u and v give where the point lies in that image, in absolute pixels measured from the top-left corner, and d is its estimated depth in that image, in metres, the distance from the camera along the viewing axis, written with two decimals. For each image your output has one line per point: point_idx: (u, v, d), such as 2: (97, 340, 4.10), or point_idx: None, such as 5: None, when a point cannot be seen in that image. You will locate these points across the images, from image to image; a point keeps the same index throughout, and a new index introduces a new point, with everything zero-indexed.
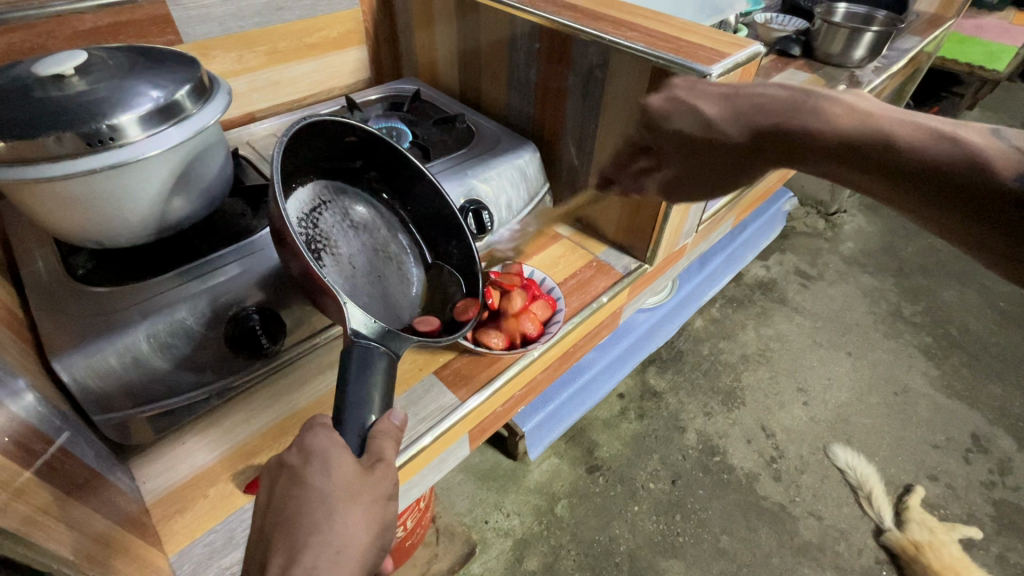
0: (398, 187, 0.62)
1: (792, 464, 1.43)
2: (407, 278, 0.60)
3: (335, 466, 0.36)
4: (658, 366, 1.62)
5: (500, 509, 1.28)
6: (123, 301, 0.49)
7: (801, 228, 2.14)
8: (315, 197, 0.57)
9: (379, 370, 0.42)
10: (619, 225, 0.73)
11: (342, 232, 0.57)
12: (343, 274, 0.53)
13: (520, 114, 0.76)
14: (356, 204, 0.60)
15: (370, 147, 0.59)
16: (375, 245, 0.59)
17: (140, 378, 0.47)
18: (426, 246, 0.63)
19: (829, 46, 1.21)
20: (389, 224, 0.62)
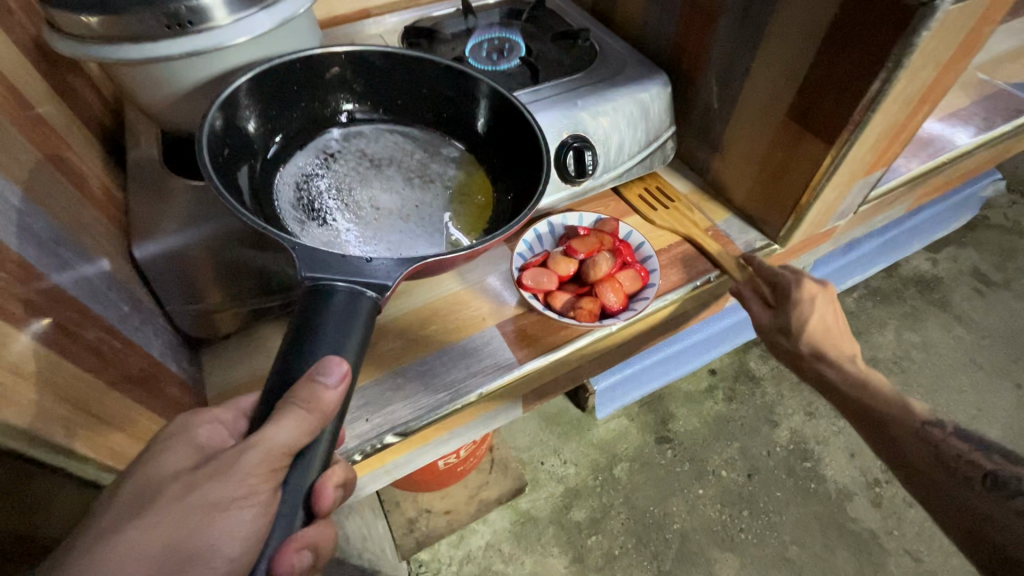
0: (430, 106, 0.55)
1: (900, 493, 1.24)
2: (455, 195, 0.52)
3: (175, 453, 0.33)
4: (762, 350, 1.44)
5: (557, 455, 1.27)
6: (160, 202, 0.47)
7: (997, 220, 1.71)
8: (320, 152, 0.53)
9: (358, 316, 0.35)
10: (753, 191, 0.59)
11: (358, 175, 0.52)
12: (366, 214, 0.48)
13: (657, 36, 0.63)
14: (373, 141, 0.54)
15: (362, 75, 0.53)
16: (408, 175, 0.52)
17: (175, 284, 0.46)
18: (478, 158, 0.54)
19: None
20: (430, 143, 0.55)
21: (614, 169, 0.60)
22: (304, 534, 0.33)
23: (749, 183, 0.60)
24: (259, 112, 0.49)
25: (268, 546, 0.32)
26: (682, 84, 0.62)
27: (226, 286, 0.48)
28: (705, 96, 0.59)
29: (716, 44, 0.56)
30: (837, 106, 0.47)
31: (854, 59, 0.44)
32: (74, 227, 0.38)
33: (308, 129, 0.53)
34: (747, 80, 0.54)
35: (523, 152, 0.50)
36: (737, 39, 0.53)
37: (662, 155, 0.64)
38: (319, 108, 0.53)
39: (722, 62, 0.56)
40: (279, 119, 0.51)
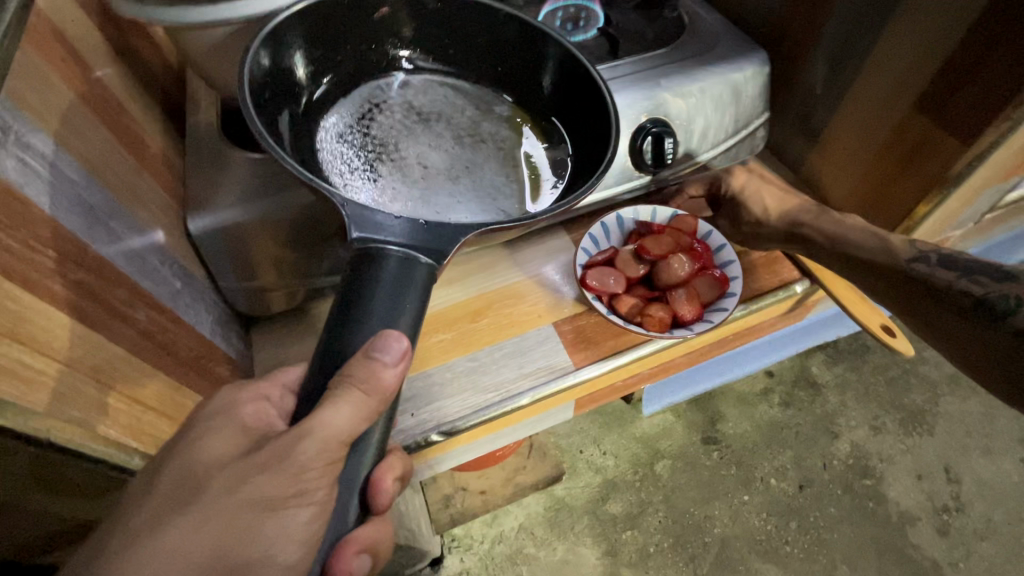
0: (484, 58, 0.50)
1: (970, 524, 1.14)
2: (509, 160, 0.48)
3: (214, 441, 0.30)
4: (828, 355, 1.34)
5: (597, 445, 1.24)
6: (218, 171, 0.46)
7: None
8: (365, 101, 0.49)
9: (415, 287, 0.32)
10: (857, 192, 0.52)
11: (405, 129, 0.47)
12: (413, 171, 0.45)
13: (758, 7, 0.55)
14: (421, 93, 0.50)
15: (413, 18, 0.49)
16: (459, 132, 0.48)
17: (226, 255, 0.45)
18: (534, 118, 0.50)
19: None
20: (482, 100, 0.51)
21: (697, 157, 0.54)
22: (359, 535, 0.31)
23: (853, 183, 0.52)
24: (307, 52, 0.45)
25: (325, 543, 0.30)
26: (782, 64, 0.54)
27: (277, 262, 0.47)
28: (809, 79, 0.52)
29: (831, 20, 0.48)
30: (986, 96, 0.39)
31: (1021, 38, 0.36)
32: (130, 199, 0.37)
33: (355, 75, 0.49)
34: (869, 64, 0.46)
35: (591, 112, 0.45)
36: (861, 12, 0.45)
37: (751, 146, 0.57)
38: (368, 54, 0.49)
39: (836, 42, 0.48)
40: (326, 65, 0.47)
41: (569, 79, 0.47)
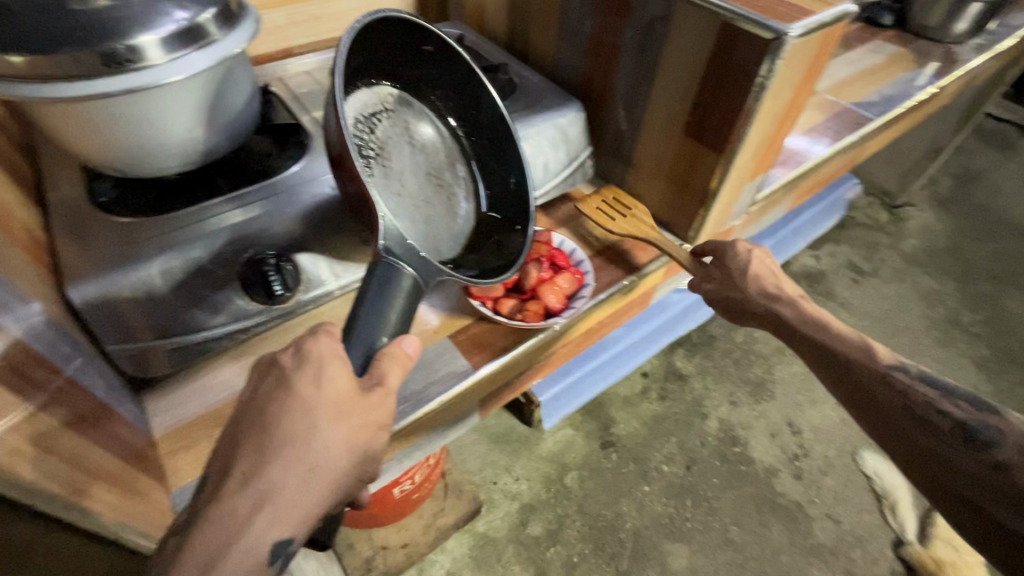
0: (466, 114, 0.60)
1: (816, 464, 1.38)
2: (453, 211, 0.58)
3: (327, 380, 0.35)
4: (686, 349, 1.57)
5: (509, 473, 1.30)
6: (187, 221, 0.49)
7: (862, 219, 2.01)
8: (380, 102, 0.57)
9: (401, 292, 0.41)
10: (663, 198, 0.68)
11: (399, 144, 0.57)
12: (389, 187, 0.53)
13: (568, 69, 0.71)
14: (418, 121, 0.59)
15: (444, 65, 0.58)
16: (429, 170, 0.58)
17: (150, 314, 0.46)
18: (483, 184, 0.61)
19: (927, 17, 1.12)
20: (450, 149, 0.61)
21: (543, 185, 0.66)
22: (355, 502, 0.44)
23: (659, 192, 0.68)
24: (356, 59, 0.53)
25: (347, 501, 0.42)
26: (593, 110, 0.70)
27: (157, 322, 0.47)
28: (614, 119, 0.68)
29: (619, 74, 0.64)
30: (721, 122, 0.56)
31: (732, 81, 0.52)
32: (10, 270, 0.37)
33: (380, 79, 0.58)
34: (648, 105, 0.63)
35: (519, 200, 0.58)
36: (635, 70, 0.62)
37: (583, 173, 0.71)
38: (397, 66, 0.58)
39: (626, 88, 0.64)
40: (362, 67, 0.55)
41: (516, 169, 0.58)
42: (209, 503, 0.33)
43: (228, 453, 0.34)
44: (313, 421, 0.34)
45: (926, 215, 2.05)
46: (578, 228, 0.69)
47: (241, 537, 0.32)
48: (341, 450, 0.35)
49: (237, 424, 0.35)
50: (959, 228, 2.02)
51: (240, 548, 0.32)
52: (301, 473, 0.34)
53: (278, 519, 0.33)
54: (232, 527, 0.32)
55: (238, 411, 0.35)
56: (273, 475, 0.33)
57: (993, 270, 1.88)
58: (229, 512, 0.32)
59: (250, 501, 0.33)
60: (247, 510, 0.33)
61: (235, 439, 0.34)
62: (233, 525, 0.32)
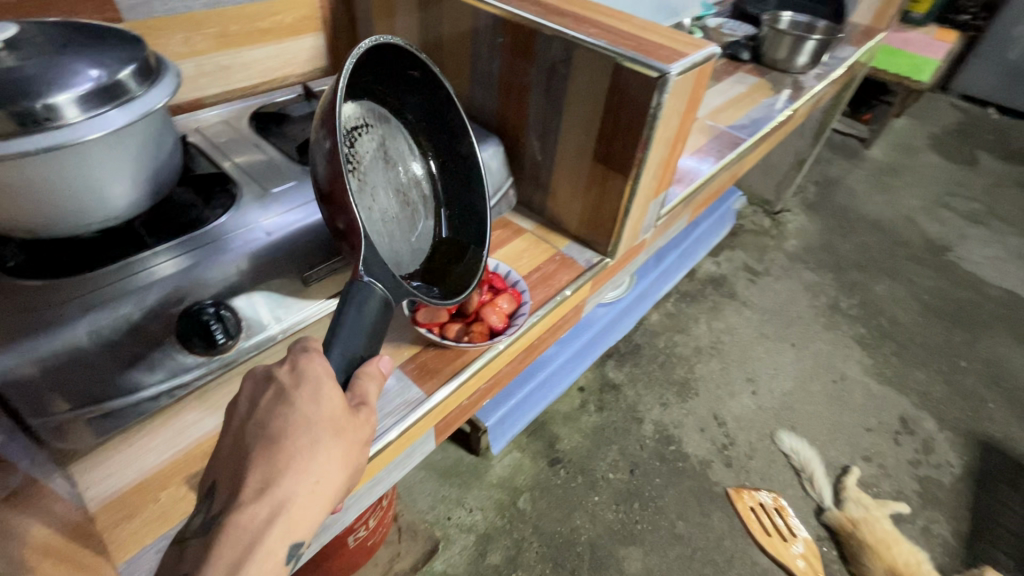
0: (437, 138, 0.63)
1: (742, 450, 1.50)
2: (416, 228, 0.61)
3: (326, 397, 0.37)
4: (616, 360, 1.67)
5: (462, 505, 1.30)
6: (115, 276, 0.48)
7: (750, 226, 2.26)
8: (362, 115, 0.57)
9: (371, 312, 0.42)
10: (582, 220, 0.75)
11: (374, 160, 0.57)
12: (367, 203, 0.54)
13: (483, 108, 0.77)
14: (391, 138, 0.61)
15: (425, 88, 0.60)
16: (398, 187, 0.60)
17: (79, 375, 0.44)
18: (444, 207, 0.65)
19: (775, 53, 1.33)
20: (415, 168, 0.63)
21: None
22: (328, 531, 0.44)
23: (577, 214, 0.75)
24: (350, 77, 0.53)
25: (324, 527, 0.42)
26: (509, 144, 0.76)
27: (81, 389, 0.44)
28: (529, 150, 0.74)
29: (530, 111, 0.71)
30: (625, 148, 0.63)
31: (630, 112, 0.60)
32: None
33: (362, 94, 0.58)
34: (560, 137, 0.69)
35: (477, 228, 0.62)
36: (545, 107, 0.69)
37: (507, 202, 0.77)
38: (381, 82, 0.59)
39: (538, 123, 0.71)
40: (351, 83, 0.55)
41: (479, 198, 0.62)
42: (206, 545, 0.32)
43: (223, 491, 0.34)
44: (315, 434, 0.35)
45: (800, 218, 2.35)
46: (508, 253, 0.74)
47: (259, 547, 0.32)
48: (339, 464, 0.36)
49: (245, 436, 0.36)
50: (827, 227, 2.34)
51: (258, 556, 0.32)
52: (307, 486, 0.34)
53: (291, 529, 0.34)
54: (251, 535, 0.32)
55: (239, 427, 0.36)
56: (284, 487, 0.34)
57: (859, 260, 2.19)
58: (247, 522, 0.33)
59: (267, 509, 0.33)
60: (264, 518, 0.33)
61: (244, 451, 0.35)
62: (251, 536, 0.32)
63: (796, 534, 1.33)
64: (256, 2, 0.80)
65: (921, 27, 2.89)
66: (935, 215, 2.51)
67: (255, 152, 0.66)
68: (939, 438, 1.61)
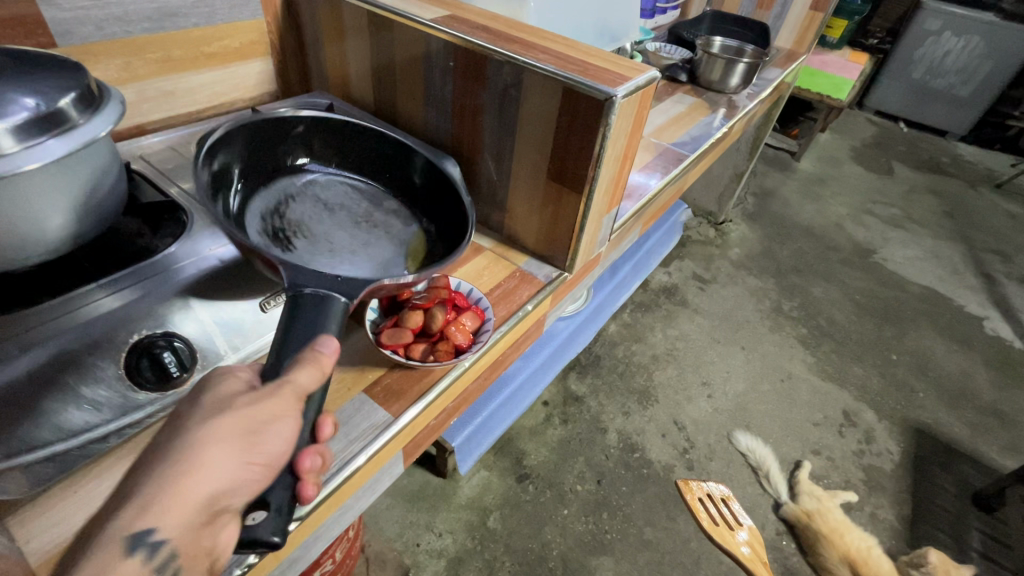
0: (375, 172, 0.72)
1: (702, 452, 1.55)
2: (399, 236, 0.66)
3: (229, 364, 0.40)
4: (578, 372, 1.70)
5: (431, 530, 1.28)
6: (55, 312, 0.46)
7: (697, 236, 2.37)
8: (280, 193, 0.66)
9: (332, 314, 0.44)
10: (539, 236, 0.77)
11: (310, 213, 0.65)
12: (339, 243, 0.62)
13: (438, 130, 0.79)
14: (323, 190, 0.69)
15: (314, 148, 0.70)
16: (356, 218, 0.67)
17: (12, 419, 0.40)
18: (416, 215, 0.70)
19: (710, 74, 1.42)
20: (365, 198, 0.70)
21: None
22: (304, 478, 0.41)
23: (534, 231, 0.77)
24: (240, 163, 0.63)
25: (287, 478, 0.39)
26: (466, 165, 0.78)
27: (15, 433, 0.40)
28: (485, 171, 0.76)
29: (484, 133, 0.73)
30: (577, 167, 0.66)
31: (582, 132, 0.63)
32: None
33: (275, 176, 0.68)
34: (515, 157, 0.72)
35: (445, 202, 0.67)
36: (499, 128, 0.71)
37: None
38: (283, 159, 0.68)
39: (492, 144, 0.73)
40: (255, 179, 0.65)
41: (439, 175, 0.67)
42: None
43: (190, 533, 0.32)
44: (204, 422, 0.36)
45: (742, 227, 2.49)
46: (468, 271, 0.75)
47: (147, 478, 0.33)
48: (233, 456, 0.35)
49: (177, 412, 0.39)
50: (766, 235, 2.49)
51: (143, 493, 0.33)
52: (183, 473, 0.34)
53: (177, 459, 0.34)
54: (143, 470, 0.34)
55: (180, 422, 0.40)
56: (157, 477, 0.33)
57: (797, 265, 2.34)
58: (139, 466, 0.34)
59: (156, 450, 0.35)
60: (151, 458, 0.34)
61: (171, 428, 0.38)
62: (115, 530, 0.31)
63: (740, 521, 1.35)
64: (201, 27, 0.79)
65: (835, 50, 3.16)
66: (860, 220, 2.72)
67: None
68: (878, 428, 1.72)
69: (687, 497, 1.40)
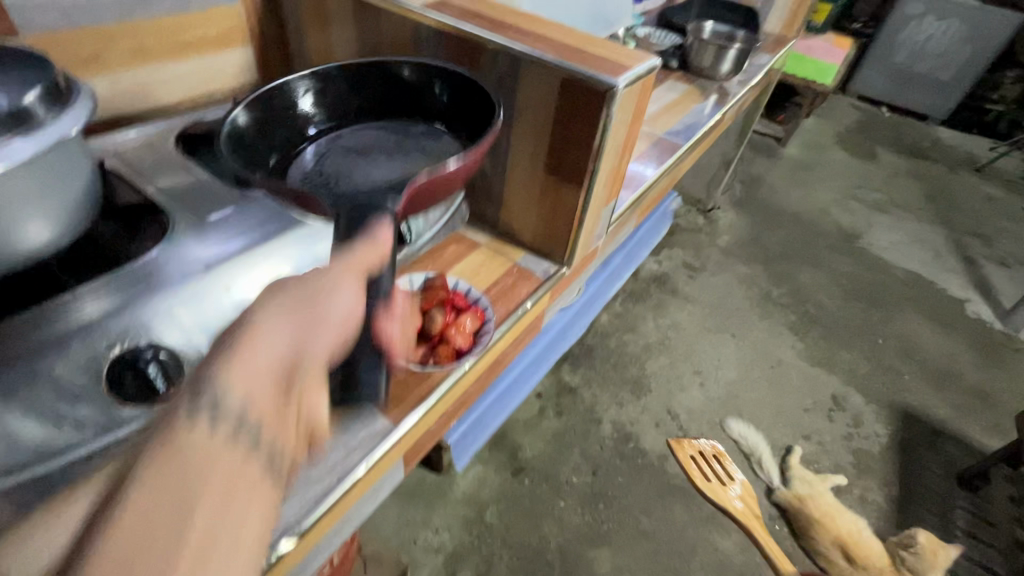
0: (395, 107, 0.70)
1: (695, 441, 1.56)
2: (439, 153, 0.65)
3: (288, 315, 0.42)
4: (571, 363, 1.69)
5: (428, 526, 1.28)
6: (26, 327, 0.43)
7: (686, 224, 2.37)
8: (314, 154, 0.65)
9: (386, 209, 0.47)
10: (536, 231, 0.74)
11: (348, 162, 0.64)
12: (382, 175, 0.61)
13: None
14: (350, 136, 0.68)
15: (325, 103, 0.67)
16: (394, 151, 0.65)
17: None
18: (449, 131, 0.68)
19: (701, 60, 1.40)
20: (396, 130, 0.69)
21: (425, 229, 0.69)
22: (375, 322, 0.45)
23: (531, 226, 0.75)
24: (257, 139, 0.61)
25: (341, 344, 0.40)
26: None
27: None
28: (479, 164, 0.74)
29: None
30: (577, 161, 0.64)
31: (581, 124, 0.61)
32: None
33: (296, 139, 0.66)
34: (510, 150, 0.69)
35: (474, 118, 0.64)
36: None
37: (459, 216, 0.76)
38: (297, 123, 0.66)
39: None
40: (281, 153, 0.64)
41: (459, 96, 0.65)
42: None
43: None
44: (264, 300, 0.38)
45: (730, 214, 2.49)
46: (464, 268, 0.73)
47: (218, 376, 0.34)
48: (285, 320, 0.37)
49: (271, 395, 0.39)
50: (754, 221, 2.50)
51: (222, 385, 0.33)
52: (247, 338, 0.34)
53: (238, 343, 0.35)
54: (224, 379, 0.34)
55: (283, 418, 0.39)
56: (222, 346, 0.34)
57: (785, 251, 2.35)
58: None
59: None
60: None
61: None
62: (185, 397, 0.30)
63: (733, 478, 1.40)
64: (175, 14, 0.74)
65: (821, 34, 3.16)
66: (845, 206, 2.75)
67: (183, 176, 0.61)
68: (866, 412, 1.75)
69: (679, 455, 1.44)
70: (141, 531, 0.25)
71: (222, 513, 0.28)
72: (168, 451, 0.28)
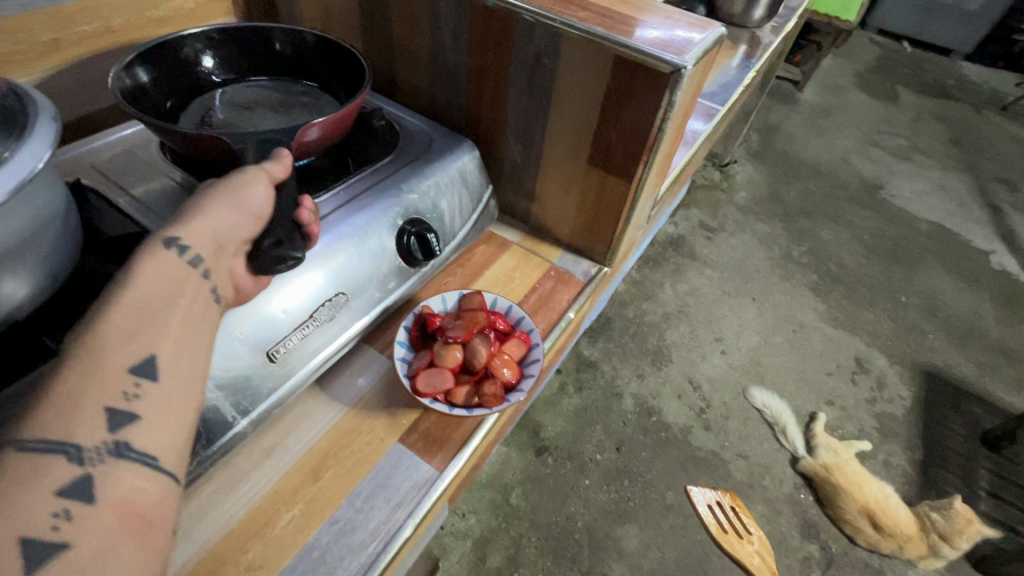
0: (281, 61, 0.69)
1: (719, 412, 1.53)
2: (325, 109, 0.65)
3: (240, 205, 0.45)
4: (589, 336, 1.65)
5: (455, 511, 1.28)
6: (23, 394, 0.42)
7: (701, 181, 2.26)
8: (202, 107, 0.64)
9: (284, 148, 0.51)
10: (574, 226, 0.67)
11: (236, 116, 0.63)
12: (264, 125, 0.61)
13: (449, 106, 0.67)
14: (242, 91, 0.67)
15: (220, 58, 0.67)
16: (278, 106, 0.66)
17: None
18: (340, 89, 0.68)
19: (731, 6, 1.25)
20: (280, 87, 0.69)
21: (452, 235, 0.63)
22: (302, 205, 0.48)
23: (569, 222, 0.68)
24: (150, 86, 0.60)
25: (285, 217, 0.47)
26: (485, 146, 0.68)
27: None
28: (509, 152, 0.66)
29: (508, 107, 0.61)
30: (627, 153, 0.56)
31: (635, 112, 0.52)
32: None
33: (188, 95, 0.65)
34: (546, 139, 0.61)
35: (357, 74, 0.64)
36: (527, 104, 0.59)
37: (489, 214, 0.69)
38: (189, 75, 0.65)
39: (518, 123, 0.62)
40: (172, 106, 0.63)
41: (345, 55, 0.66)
42: None
43: None
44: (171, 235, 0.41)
45: (747, 168, 2.38)
46: (497, 273, 0.67)
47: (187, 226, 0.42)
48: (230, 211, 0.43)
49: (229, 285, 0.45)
50: (772, 174, 2.38)
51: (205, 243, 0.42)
52: (134, 279, 0.38)
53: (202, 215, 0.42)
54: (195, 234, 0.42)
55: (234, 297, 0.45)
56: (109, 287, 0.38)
57: (804, 207, 2.25)
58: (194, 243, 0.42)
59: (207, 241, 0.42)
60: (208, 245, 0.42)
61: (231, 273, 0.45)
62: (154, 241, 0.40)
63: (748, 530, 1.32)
64: None
65: None
66: (865, 153, 2.62)
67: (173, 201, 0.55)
68: (890, 373, 1.72)
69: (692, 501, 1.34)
70: (86, 400, 0.34)
71: (170, 370, 0.38)
72: (92, 354, 0.35)
